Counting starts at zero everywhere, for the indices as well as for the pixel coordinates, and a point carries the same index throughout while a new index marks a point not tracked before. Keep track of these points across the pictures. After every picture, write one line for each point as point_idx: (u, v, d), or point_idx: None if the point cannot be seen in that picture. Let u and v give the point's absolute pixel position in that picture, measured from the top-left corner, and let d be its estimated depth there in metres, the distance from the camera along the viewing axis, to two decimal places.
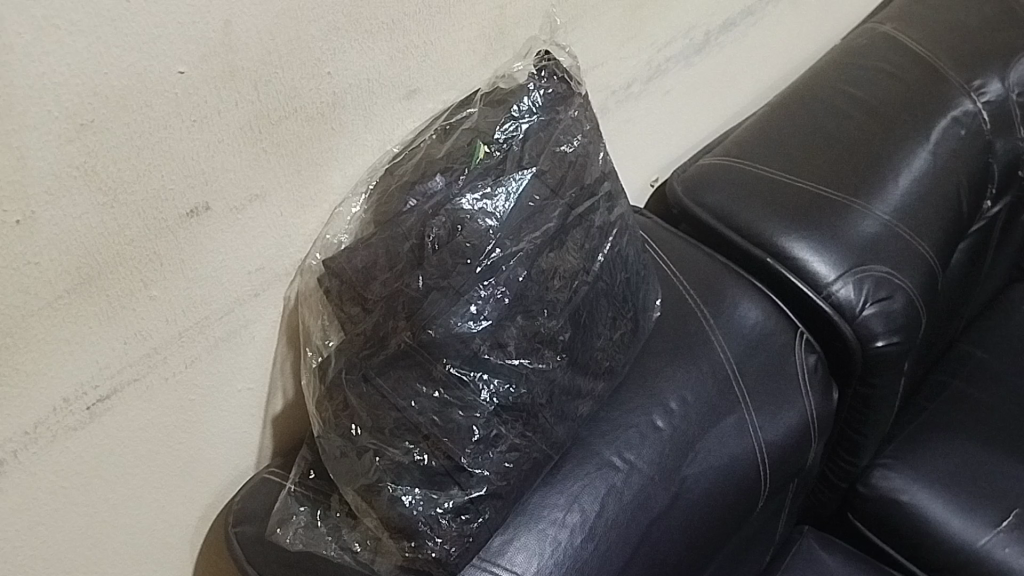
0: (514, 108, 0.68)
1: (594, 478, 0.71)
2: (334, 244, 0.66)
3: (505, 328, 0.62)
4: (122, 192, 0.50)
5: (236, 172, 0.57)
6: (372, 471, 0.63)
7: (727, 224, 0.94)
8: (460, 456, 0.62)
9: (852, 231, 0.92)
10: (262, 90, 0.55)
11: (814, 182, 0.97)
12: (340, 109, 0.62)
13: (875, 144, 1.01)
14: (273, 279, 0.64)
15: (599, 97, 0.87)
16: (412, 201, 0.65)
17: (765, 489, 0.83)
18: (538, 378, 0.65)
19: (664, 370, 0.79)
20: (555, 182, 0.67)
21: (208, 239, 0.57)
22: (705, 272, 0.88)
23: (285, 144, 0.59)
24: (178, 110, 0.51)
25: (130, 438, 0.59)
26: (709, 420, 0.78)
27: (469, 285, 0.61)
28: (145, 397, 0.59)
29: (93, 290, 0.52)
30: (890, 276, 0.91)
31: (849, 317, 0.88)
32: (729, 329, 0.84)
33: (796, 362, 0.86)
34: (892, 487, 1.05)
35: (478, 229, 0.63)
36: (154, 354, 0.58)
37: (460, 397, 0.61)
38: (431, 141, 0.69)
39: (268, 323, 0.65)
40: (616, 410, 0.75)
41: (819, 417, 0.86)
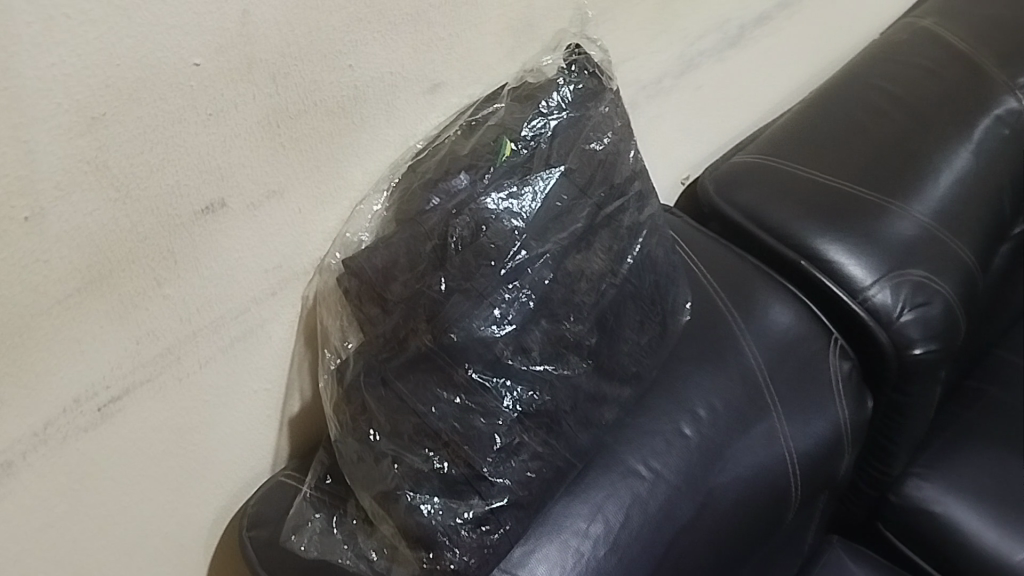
0: (543, 103, 0.66)
1: (618, 487, 0.69)
2: (355, 243, 0.63)
3: (529, 332, 0.61)
4: (135, 188, 0.49)
5: (254, 168, 0.55)
6: (390, 477, 0.60)
7: (759, 224, 0.92)
8: (481, 465, 0.60)
9: (889, 233, 0.89)
10: (281, 84, 0.53)
11: (850, 181, 0.93)
12: (362, 103, 0.60)
13: (914, 143, 0.97)
14: (290, 278, 0.62)
15: (630, 91, 0.85)
16: (435, 199, 0.62)
17: (795, 500, 0.80)
18: (562, 384, 0.63)
19: (692, 376, 0.76)
20: (583, 182, 0.64)
21: (223, 236, 0.55)
22: (734, 274, 0.86)
23: (305, 140, 0.57)
24: (193, 104, 0.49)
25: (143, 441, 0.57)
26: (739, 428, 0.75)
27: (493, 287, 0.59)
28: (158, 398, 0.57)
29: (103, 289, 0.50)
30: (927, 281, 0.88)
31: (886, 323, 0.85)
32: (759, 334, 0.81)
33: (829, 369, 0.83)
34: (924, 497, 1.02)
35: (502, 229, 0.60)
36: (167, 353, 0.56)
37: (481, 403, 0.59)
38: (455, 138, 0.66)
39: (285, 323, 0.64)
40: (642, 416, 0.73)
41: (852, 426, 0.83)
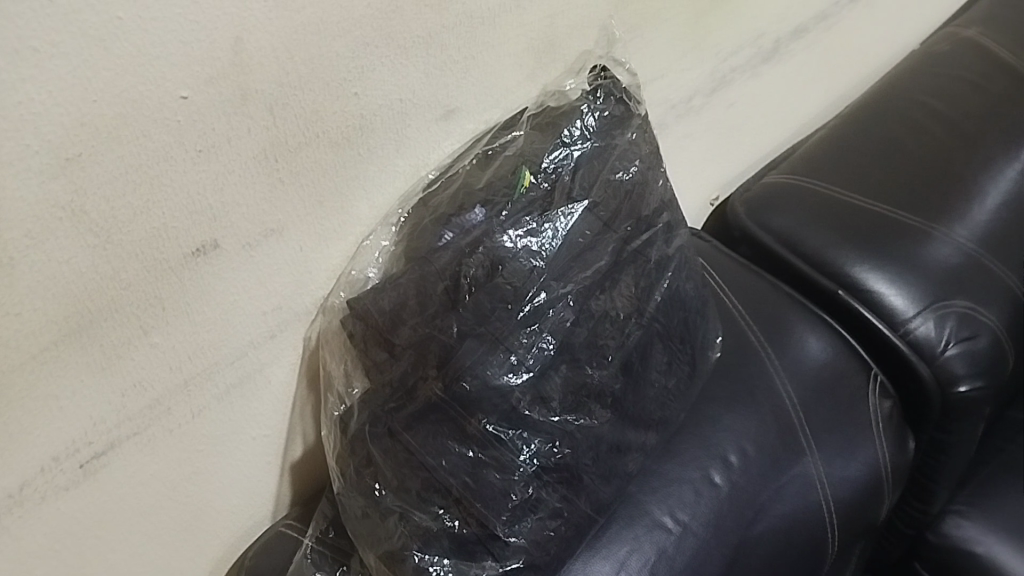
0: (566, 132, 0.61)
1: (642, 541, 0.64)
2: (361, 280, 0.59)
3: (548, 379, 0.56)
4: (117, 232, 0.44)
5: (249, 206, 0.50)
6: (396, 536, 0.56)
7: (794, 250, 0.86)
8: (495, 525, 0.55)
9: (931, 260, 0.84)
10: (280, 115, 0.49)
11: (890, 205, 0.88)
12: (369, 133, 0.55)
13: (958, 162, 0.92)
14: (291, 319, 0.58)
15: (658, 111, 0.80)
16: (448, 235, 0.58)
17: (833, 551, 0.74)
18: (583, 436, 0.58)
19: (723, 419, 0.71)
20: (608, 216, 0.60)
21: (216, 279, 0.51)
22: (768, 304, 0.81)
23: (304, 173, 0.52)
24: (181, 140, 0.45)
25: (133, 497, 0.53)
26: (772, 474, 0.70)
27: (510, 333, 0.55)
28: (147, 451, 0.53)
29: (84, 340, 0.46)
30: (972, 312, 0.83)
31: (929, 357, 0.79)
32: (794, 371, 0.76)
33: (870, 407, 0.77)
34: (964, 537, 0.94)
35: (521, 268, 0.56)
36: (157, 404, 0.51)
37: (496, 458, 0.55)
38: (471, 168, 0.62)
39: (286, 366, 0.59)
40: (667, 462, 0.69)
41: (896, 470, 0.77)
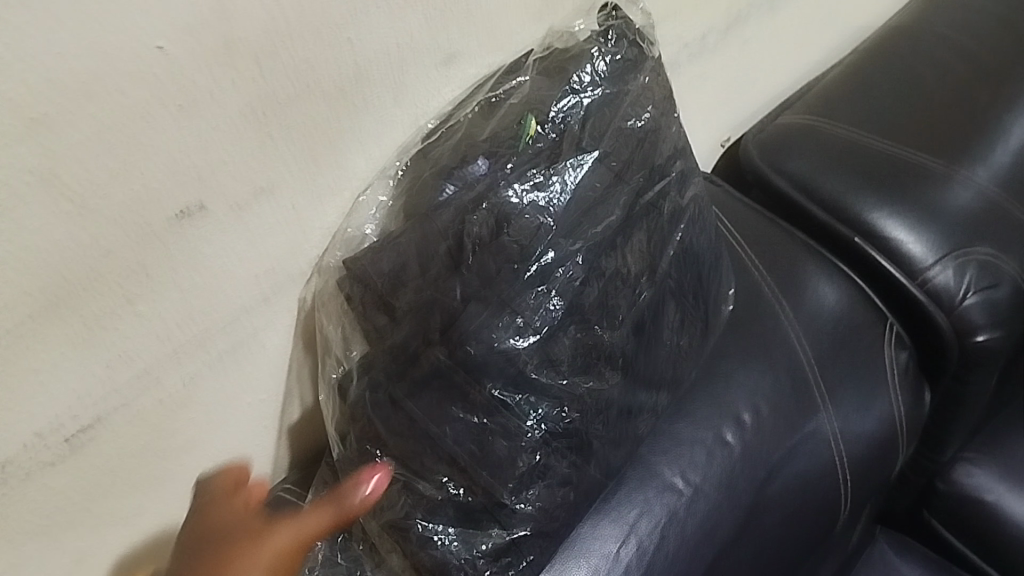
0: (574, 78, 0.57)
1: (652, 503, 0.63)
2: (358, 238, 0.56)
3: (556, 341, 0.53)
4: (93, 197, 0.41)
5: (236, 164, 0.47)
6: (399, 506, 0.54)
7: (809, 195, 0.82)
8: (501, 493, 0.53)
9: (951, 204, 0.80)
10: (267, 66, 0.45)
11: (910, 146, 0.84)
12: (365, 83, 0.51)
13: (981, 100, 0.88)
14: (285, 281, 0.54)
15: (671, 51, 0.75)
16: (450, 188, 0.55)
17: (846, 507, 0.75)
18: (593, 400, 0.55)
19: (736, 375, 0.69)
20: (619, 167, 0.56)
21: (204, 242, 0.47)
22: (782, 253, 0.78)
23: (295, 128, 0.49)
24: (160, 95, 0.41)
25: (126, 468, 0.51)
26: (784, 432, 0.68)
27: (517, 294, 0.52)
28: (137, 422, 0.50)
29: (63, 312, 0.43)
30: (993, 259, 0.79)
31: (947, 307, 0.76)
32: (809, 323, 0.73)
33: (886, 360, 0.75)
34: (976, 485, 0.92)
35: (527, 225, 0.52)
36: (145, 374, 0.49)
37: (503, 425, 0.52)
38: (474, 117, 0.58)
39: (281, 329, 0.56)
40: (679, 422, 0.66)
41: (910, 423, 0.77)
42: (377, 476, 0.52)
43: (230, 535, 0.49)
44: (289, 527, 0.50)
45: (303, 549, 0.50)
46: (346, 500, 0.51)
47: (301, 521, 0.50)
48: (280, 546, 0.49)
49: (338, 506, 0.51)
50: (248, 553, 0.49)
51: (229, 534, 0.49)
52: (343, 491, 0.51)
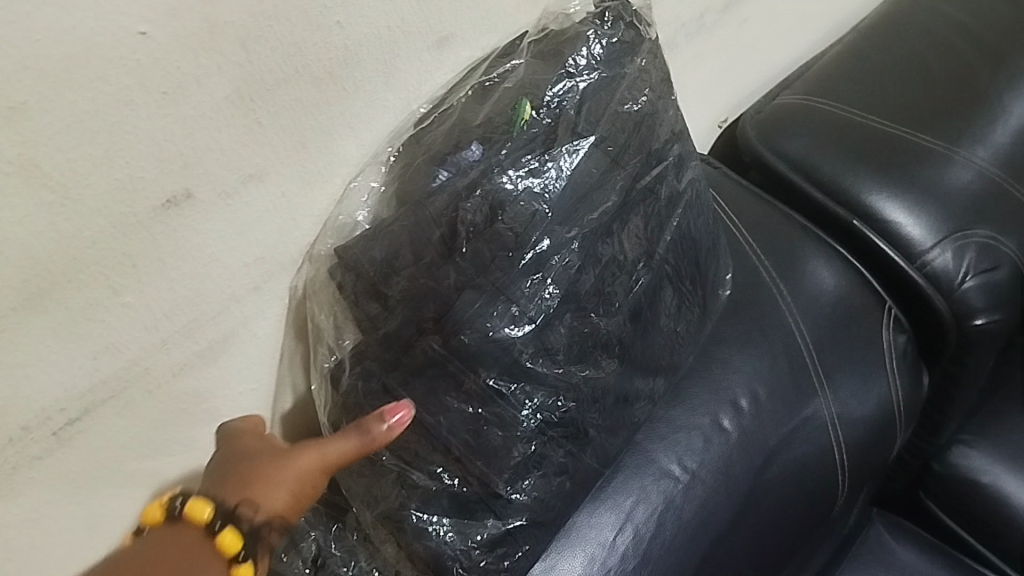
0: (570, 61, 0.55)
1: (648, 490, 0.62)
2: (349, 226, 0.55)
3: (552, 330, 0.52)
4: (76, 187, 0.40)
5: (224, 151, 0.45)
6: (393, 497, 0.53)
7: (808, 177, 0.81)
8: (496, 482, 0.53)
9: (950, 185, 0.79)
10: (254, 50, 0.44)
11: (910, 127, 0.83)
12: (355, 66, 0.50)
13: (982, 79, 0.86)
14: (276, 269, 0.54)
15: (669, 31, 0.74)
16: (443, 174, 0.54)
17: (843, 491, 0.74)
18: (589, 389, 0.55)
19: (733, 360, 0.68)
20: (615, 152, 0.55)
21: (191, 231, 0.46)
22: (779, 235, 0.77)
23: (284, 114, 0.48)
24: (144, 81, 0.40)
25: (116, 460, 0.50)
26: (782, 418, 0.68)
27: (512, 281, 0.51)
28: (126, 414, 0.49)
29: (47, 304, 0.42)
30: (993, 242, 0.78)
31: (946, 291, 0.76)
32: (806, 307, 0.73)
33: (884, 343, 0.75)
34: (971, 467, 0.91)
35: (522, 212, 0.51)
36: (134, 365, 0.48)
37: (498, 414, 0.52)
38: (467, 101, 0.57)
39: (272, 318, 0.55)
40: (676, 408, 0.66)
41: (907, 406, 0.76)
42: (402, 409, 0.51)
43: (261, 454, 0.52)
44: (314, 450, 0.51)
45: (326, 472, 0.52)
46: (370, 430, 0.50)
47: (326, 445, 0.51)
48: (304, 469, 0.51)
49: (362, 435, 0.50)
50: (274, 470, 0.51)
51: (259, 453, 0.52)
52: (369, 419, 0.51)
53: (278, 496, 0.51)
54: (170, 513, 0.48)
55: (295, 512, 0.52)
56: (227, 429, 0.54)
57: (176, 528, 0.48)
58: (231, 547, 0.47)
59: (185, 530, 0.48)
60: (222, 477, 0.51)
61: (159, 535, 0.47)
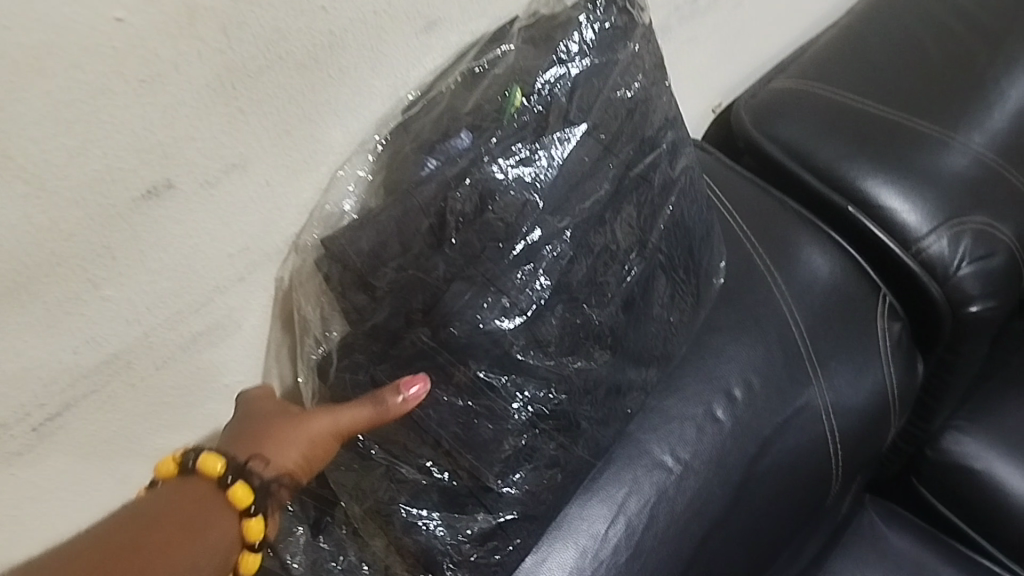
0: (561, 47, 0.54)
1: (641, 482, 0.61)
2: (336, 215, 0.54)
3: (543, 321, 0.51)
4: (50, 178, 0.39)
5: (206, 140, 0.44)
6: (382, 491, 0.53)
7: (802, 163, 0.81)
8: (487, 477, 0.52)
9: (946, 171, 0.78)
10: (236, 36, 0.43)
11: (905, 111, 0.82)
12: (341, 52, 0.49)
13: (978, 63, 0.85)
14: (262, 260, 0.52)
15: (662, 15, 0.73)
16: (432, 163, 0.53)
17: (837, 480, 0.74)
18: (581, 381, 0.54)
19: (727, 349, 0.67)
20: (608, 139, 0.54)
21: (174, 222, 0.45)
22: (773, 222, 0.76)
23: (268, 101, 0.46)
24: (120, 69, 0.39)
25: (98, 455, 0.49)
26: (776, 407, 0.67)
27: (502, 272, 0.50)
28: (108, 408, 0.48)
29: (24, 298, 0.41)
30: (989, 228, 0.77)
31: (941, 278, 0.75)
32: (800, 294, 0.72)
33: (878, 331, 0.74)
34: (965, 453, 0.87)
35: (513, 202, 0.51)
36: (116, 359, 0.47)
37: (487, 406, 0.51)
38: (456, 88, 0.56)
39: (258, 309, 0.54)
40: (669, 398, 0.65)
41: (902, 394, 0.76)
42: (419, 382, 0.50)
43: (277, 416, 0.51)
44: (329, 415, 0.50)
45: (340, 438, 0.50)
46: (382, 402, 0.49)
47: (339, 410, 0.50)
48: (318, 433, 0.50)
49: (375, 406, 0.49)
50: (287, 431, 0.50)
51: (275, 417, 0.51)
52: (385, 391, 0.50)
53: (289, 456, 0.49)
54: (184, 465, 0.47)
55: (305, 475, 0.50)
56: (241, 399, 0.53)
57: (189, 481, 0.46)
58: (241, 501, 0.46)
59: (198, 483, 0.46)
60: (237, 439, 0.49)
61: (171, 487, 0.46)
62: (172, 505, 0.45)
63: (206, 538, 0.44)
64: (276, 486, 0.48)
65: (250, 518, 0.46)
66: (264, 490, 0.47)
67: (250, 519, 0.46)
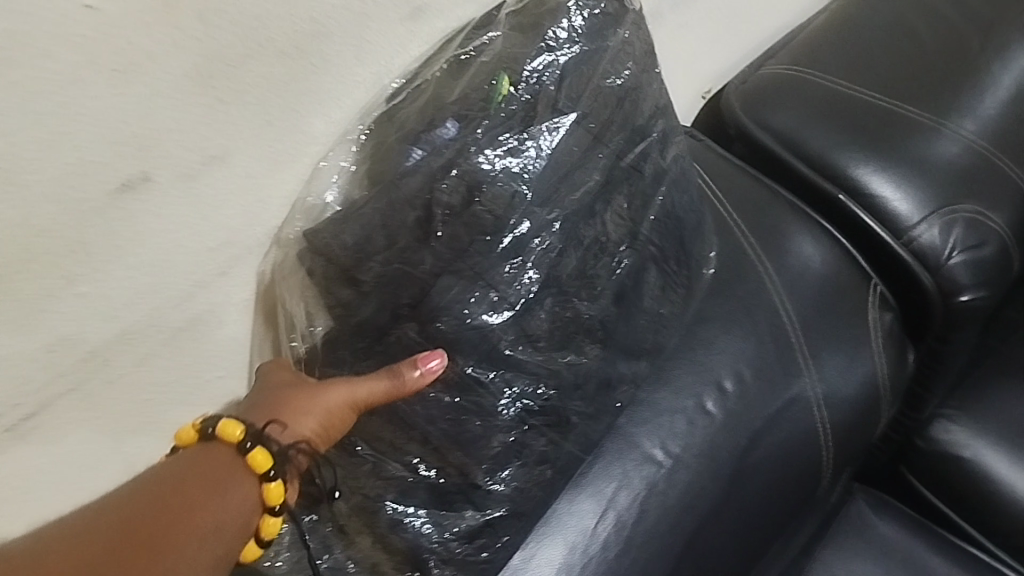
0: (550, 34, 0.52)
1: (631, 476, 0.61)
2: (319, 208, 0.52)
3: (532, 315, 0.51)
4: (20, 172, 0.37)
5: (184, 131, 0.43)
6: (369, 489, 0.51)
7: (794, 151, 0.79)
8: (475, 474, 0.51)
9: (936, 159, 0.78)
10: (213, 24, 0.41)
11: (896, 97, 0.80)
12: (322, 39, 0.48)
13: (970, 48, 0.84)
14: (242, 253, 0.51)
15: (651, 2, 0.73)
16: (417, 153, 0.51)
17: (827, 472, 0.73)
18: (570, 375, 0.53)
19: (717, 341, 0.67)
20: (597, 129, 0.52)
21: (151, 216, 0.44)
22: (764, 210, 0.75)
23: (249, 90, 0.45)
24: (92, 58, 0.37)
25: (77, 455, 0.48)
26: (766, 399, 0.67)
27: (491, 265, 0.49)
28: (85, 406, 0.47)
29: None
30: (980, 217, 0.77)
31: (932, 267, 0.74)
32: (790, 282, 0.71)
33: (869, 320, 0.73)
34: (953, 442, 0.87)
35: (501, 194, 0.49)
36: (92, 357, 0.45)
37: (476, 402, 0.50)
38: (442, 76, 0.54)
39: (240, 304, 0.53)
40: (659, 390, 0.64)
41: (893, 385, 0.75)
42: (437, 357, 0.48)
43: (294, 385, 0.48)
44: (345, 387, 0.48)
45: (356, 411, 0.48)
46: (401, 374, 0.48)
47: (356, 382, 0.48)
48: (334, 404, 0.47)
49: (393, 378, 0.48)
50: (305, 399, 0.47)
51: (292, 387, 0.48)
52: (401, 364, 0.48)
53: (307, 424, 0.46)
54: (202, 431, 0.44)
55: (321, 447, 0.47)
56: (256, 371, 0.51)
57: (206, 447, 0.43)
58: (261, 465, 0.42)
59: (216, 449, 0.43)
60: (255, 408, 0.47)
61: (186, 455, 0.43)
62: (187, 469, 0.42)
63: (224, 500, 0.41)
64: (295, 453, 0.45)
65: (269, 483, 0.43)
66: (285, 457, 0.44)
67: (271, 483, 0.43)
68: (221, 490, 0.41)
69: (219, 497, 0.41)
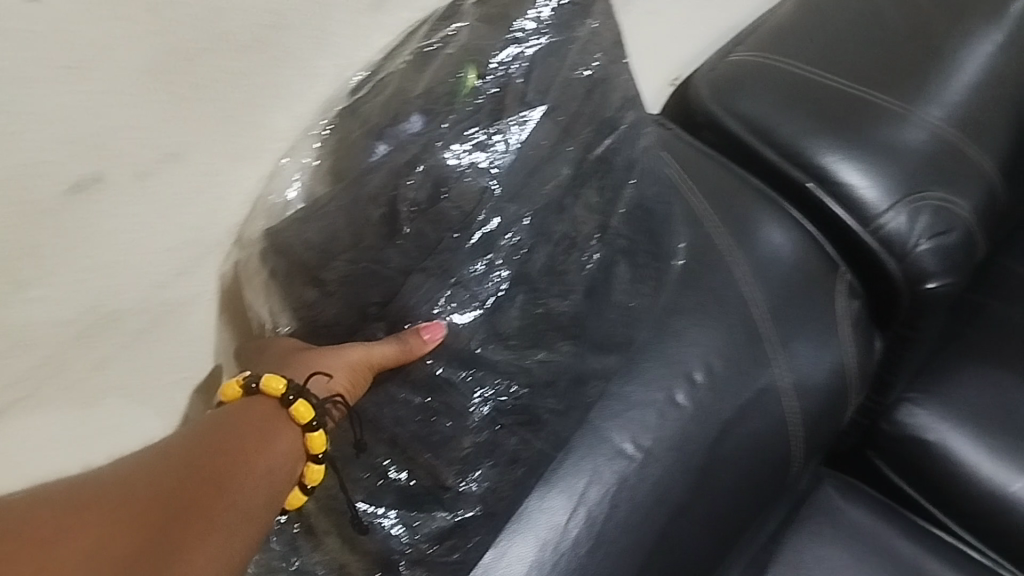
0: (516, 25, 0.52)
1: (602, 470, 0.61)
2: (281, 206, 0.51)
3: (504, 313, 0.50)
4: None
5: (139, 127, 0.41)
6: (339, 490, 0.51)
7: (763, 139, 0.79)
8: (446, 476, 0.51)
9: (903, 145, 0.77)
10: (170, 18, 0.40)
11: (864, 82, 0.80)
12: (283, 32, 0.46)
13: (937, 29, 0.83)
14: (203, 253, 0.49)
15: None
16: (382, 147, 0.49)
17: (798, 461, 0.73)
18: (541, 372, 0.52)
19: (687, 332, 0.66)
20: (566, 122, 0.51)
21: (105, 216, 0.42)
22: (733, 199, 0.75)
23: (207, 86, 0.43)
24: (39, 54, 0.36)
25: (30, 464, 0.46)
26: (737, 390, 0.66)
27: (461, 263, 0.48)
28: (42, 413, 0.45)
29: None
30: (945, 204, 0.76)
31: (898, 253, 0.75)
32: (758, 270, 0.71)
33: (839, 308, 0.73)
34: (919, 425, 0.87)
35: (470, 190, 0.48)
36: (47, 363, 0.44)
37: (446, 402, 0.49)
38: (407, 68, 0.52)
39: (202, 304, 0.51)
40: (630, 383, 0.64)
41: (861, 372, 0.75)
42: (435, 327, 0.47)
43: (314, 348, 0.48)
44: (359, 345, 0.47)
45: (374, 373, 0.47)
46: (406, 341, 0.47)
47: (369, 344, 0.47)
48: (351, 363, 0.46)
49: (399, 344, 0.47)
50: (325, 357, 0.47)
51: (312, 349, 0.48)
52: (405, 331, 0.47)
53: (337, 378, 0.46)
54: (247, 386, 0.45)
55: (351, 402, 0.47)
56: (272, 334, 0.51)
57: (252, 402, 0.44)
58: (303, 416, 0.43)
59: (262, 403, 0.44)
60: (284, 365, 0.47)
61: (232, 409, 0.44)
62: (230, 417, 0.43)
63: (273, 446, 0.43)
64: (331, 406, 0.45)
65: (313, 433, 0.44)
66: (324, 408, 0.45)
67: (313, 433, 0.44)
68: (265, 437, 0.43)
69: (264, 447, 0.42)
